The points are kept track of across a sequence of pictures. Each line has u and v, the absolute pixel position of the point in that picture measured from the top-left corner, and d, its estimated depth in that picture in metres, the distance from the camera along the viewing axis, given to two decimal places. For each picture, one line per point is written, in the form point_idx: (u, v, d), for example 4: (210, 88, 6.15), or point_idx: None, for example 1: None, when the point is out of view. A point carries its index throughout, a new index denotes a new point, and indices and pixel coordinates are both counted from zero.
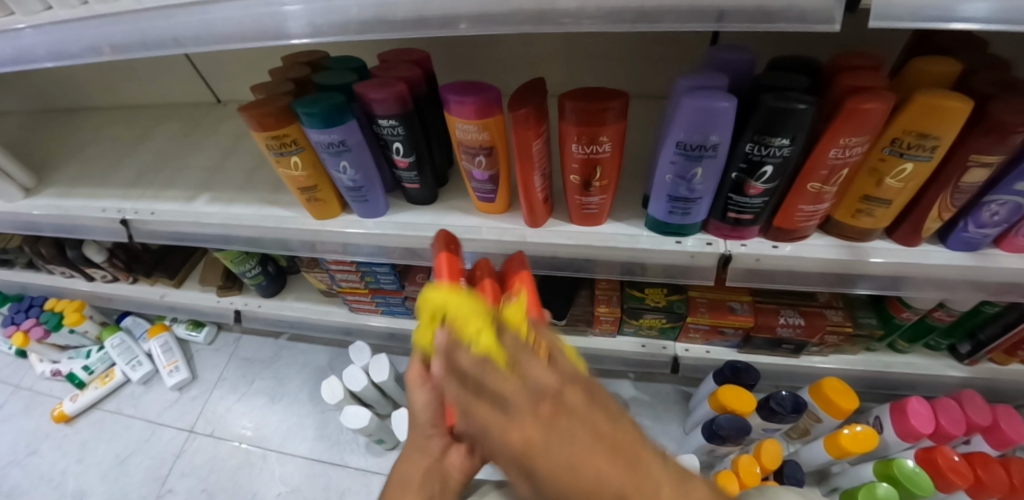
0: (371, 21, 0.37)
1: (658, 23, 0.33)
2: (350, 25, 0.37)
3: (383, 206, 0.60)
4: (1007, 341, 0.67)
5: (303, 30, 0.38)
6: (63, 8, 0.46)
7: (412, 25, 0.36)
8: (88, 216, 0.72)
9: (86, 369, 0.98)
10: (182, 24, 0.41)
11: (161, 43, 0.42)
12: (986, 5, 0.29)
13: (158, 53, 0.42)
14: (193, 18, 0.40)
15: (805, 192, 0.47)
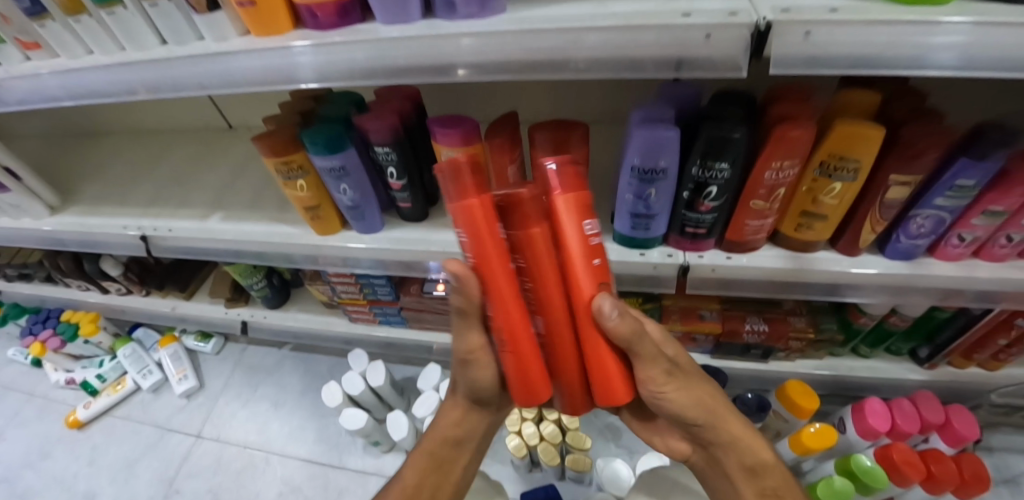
0: (368, 67, 0.44)
1: (603, 72, 0.40)
2: (352, 71, 0.44)
3: (380, 223, 0.67)
4: (960, 344, 0.72)
5: (312, 75, 0.45)
6: (103, 53, 0.53)
7: (401, 72, 0.43)
8: (110, 233, 0.79)
9: (99, 377, 1.04)
10: (206, 70, 0.48)
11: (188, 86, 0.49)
12: (947, 38, 0.35)
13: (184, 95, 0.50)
14: (216, 65, 0.48)
15: (749, 208, 0.54)
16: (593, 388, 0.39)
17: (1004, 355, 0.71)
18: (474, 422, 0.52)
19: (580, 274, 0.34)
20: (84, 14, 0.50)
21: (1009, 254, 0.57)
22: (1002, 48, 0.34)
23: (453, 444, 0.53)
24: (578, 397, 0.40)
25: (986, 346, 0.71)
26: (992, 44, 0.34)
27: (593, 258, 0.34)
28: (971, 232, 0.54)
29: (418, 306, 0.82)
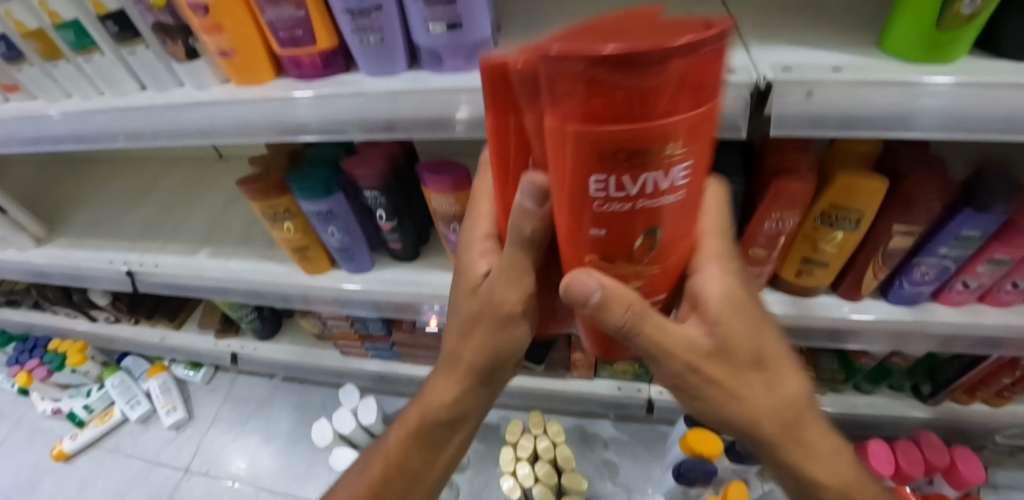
0: (353, 121, 0.42)
1: None
2: (337, 125, 0.43)
3: (369, 263, 0.65)
4: (964, 384, 0.70)
5: (296, 127, 0.44)
6: (83, 98, 0.52)
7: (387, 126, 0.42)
8: (96, 268, 0.78)
9: (87, 408, 1.02)
10: (190, 120, 0.47)
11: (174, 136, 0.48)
12: (942, 107, 0.34)
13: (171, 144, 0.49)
14: (199, 116, 0.46)
15: (748, 256, 0.52)
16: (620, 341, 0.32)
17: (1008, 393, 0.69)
18: (471, 392, 0.45)
19: (572, 240, 0.22)
20: (62, 60, 0.48)
21: (1015, 299, 0.56)
22: (1012, 111, 0.33)
23: (445, 414, 0.47)
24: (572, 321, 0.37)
25: (989, 384, 0.69)
26: (999, 107, 0.33)
27: (594, 230, 0.20)
28: (977, 278, 0.53)
29: (410, 341, 0.80)
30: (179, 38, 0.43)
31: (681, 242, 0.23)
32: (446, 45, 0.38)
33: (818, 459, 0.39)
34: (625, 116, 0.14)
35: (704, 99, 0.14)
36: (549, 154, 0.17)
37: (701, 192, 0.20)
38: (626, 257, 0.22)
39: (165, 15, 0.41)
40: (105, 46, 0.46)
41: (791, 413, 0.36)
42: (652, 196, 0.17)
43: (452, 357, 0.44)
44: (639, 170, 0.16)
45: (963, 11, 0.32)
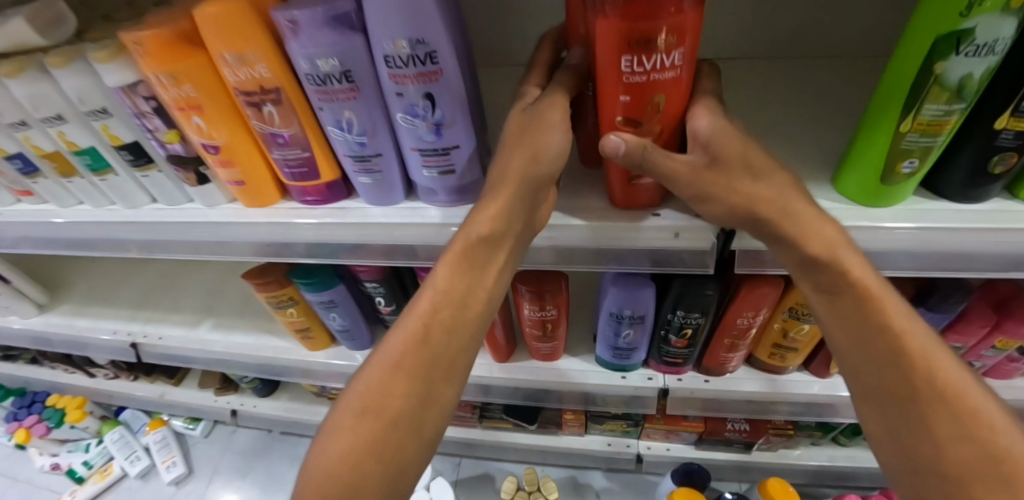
0: (362, 245, 0.47)
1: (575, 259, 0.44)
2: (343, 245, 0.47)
3: (369, 341, 0.69)
4: None
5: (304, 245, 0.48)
6: (96, 206, 0.55)
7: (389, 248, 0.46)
8: (99, 338, 0.80)
9: (86, 463, 1.03)
10: (203, 233, 0.50)
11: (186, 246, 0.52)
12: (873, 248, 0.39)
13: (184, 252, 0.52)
14: (211, 232, 0.50)
15: (723, 343, 0.56)
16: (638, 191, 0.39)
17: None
18: (447, 333, 0.40)
19: (609, 100, 0.31)
20: (77, 177, 0.52)
21: None
22: (928, 247, 0.40)
23: (419, 378, 0.39)
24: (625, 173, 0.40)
25: None
26: (921, 245, 0.40)
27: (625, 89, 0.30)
28: None
29: None
30: (191, 168, 0.46)
31: (673, 116, 0.33)
32: (440, 186, 0.42)
33: (929, 391, 0.35)
34: (646, 11, 0.26)
35: (697, 5, 0.26)
36: (601, 37, 0.28)
37: (686, 84, 0.31)
38: (641, 115, 0.31)
39: (179, 149, 0.45)
40: (120, 168, 0.49)
41: (872, 307, 0.36)
42: (661, 69, 0.29)
43: (422, 302, 0.40)
44: (654, 52, 0.27)
45: (903, 171, 0.37)
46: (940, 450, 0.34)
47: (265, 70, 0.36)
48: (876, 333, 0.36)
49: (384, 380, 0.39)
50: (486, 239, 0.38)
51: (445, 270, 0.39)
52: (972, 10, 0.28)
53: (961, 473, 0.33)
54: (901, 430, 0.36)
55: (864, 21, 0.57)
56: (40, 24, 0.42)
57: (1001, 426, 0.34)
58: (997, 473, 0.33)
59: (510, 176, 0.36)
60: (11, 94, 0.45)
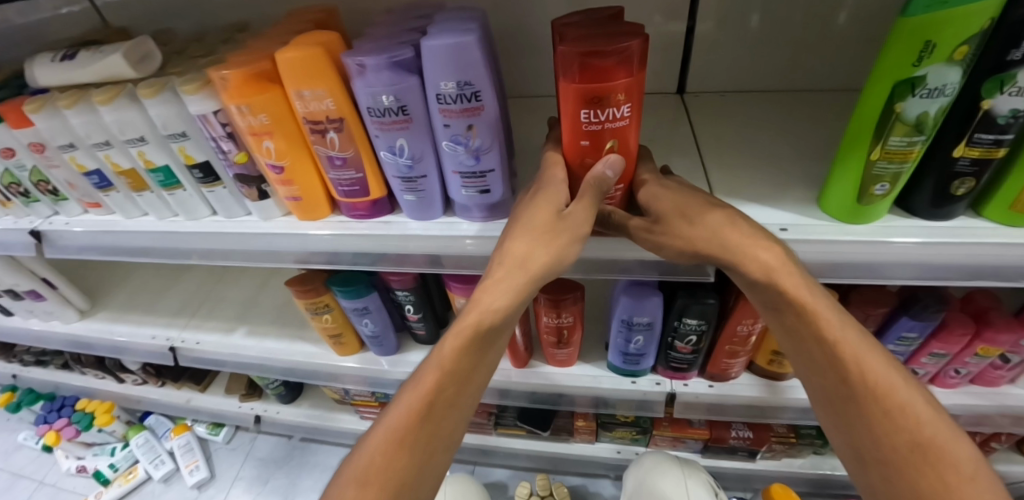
0: (402, 255, 0.53)
1: (591, 271, 0.50)
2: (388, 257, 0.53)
3: (395, 347, 0.74)
4: None
5: (352, 256, 0.54)
6: (160, 218, 0.62)
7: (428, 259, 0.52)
8: (139, 343, 0.85)
9: (112, 467, 1.07)
10: (259, 245, 0.57)
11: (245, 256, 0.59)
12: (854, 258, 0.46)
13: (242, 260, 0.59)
14: (267, 244, 0.57)
15: (725, 349, 0.61)
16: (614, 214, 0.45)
17: (987, 452, 0.83)
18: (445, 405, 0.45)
19: (572, 142, 0.39)
20: (147, 191, 0.58)
21: (959, 382, 0.66)
22: (903, 258, 0.45)
23: (419, 443, 0.44)
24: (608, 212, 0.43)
25: None
26: (898, 256, 0.45)
27: (584, 139, 0.38)
28: (925, 367, 0.64)
29: None
30: (255, 185, 0.53)
31: (627, 154, 0.40)
32: (475, 203, 0.48)
33: (868, 393, 0.41)
34: (600, 78, 0.33)
35: (641, 69, 0.34)
36: (564, 96, 0.35)
37: (636, 130, 0.39)
38: (597, 155, 0.39)
39: (245, 168, 0.51)
40: (188, 185, 0.56)
41: (813, 324, 0.42)
42: (613, 121, 0.36)
43: (422, 377, 0.45)
44: (607, 107, 0.35)
45: (876, 192, 0.43)
46: (877, 440, 0.41)
47: (332, 104, 0.42)
48: (817, 341, 0.42)
49: (384, 449, 0.43)
50: (493, 324, 0.43)
51: (447, 352, 0.44)
52: (923, 61, 0.34)
53: (893, 460, 0.41)
54: (847, 425, 0.43)
55: (846, 63, 0.64)
56: (133, 59, 0.49)
57: (925, 418, 0.41)
58: (923, 458, 0.40)
59: (517, 262, 0.41)
60: (101, 118, 0.51)
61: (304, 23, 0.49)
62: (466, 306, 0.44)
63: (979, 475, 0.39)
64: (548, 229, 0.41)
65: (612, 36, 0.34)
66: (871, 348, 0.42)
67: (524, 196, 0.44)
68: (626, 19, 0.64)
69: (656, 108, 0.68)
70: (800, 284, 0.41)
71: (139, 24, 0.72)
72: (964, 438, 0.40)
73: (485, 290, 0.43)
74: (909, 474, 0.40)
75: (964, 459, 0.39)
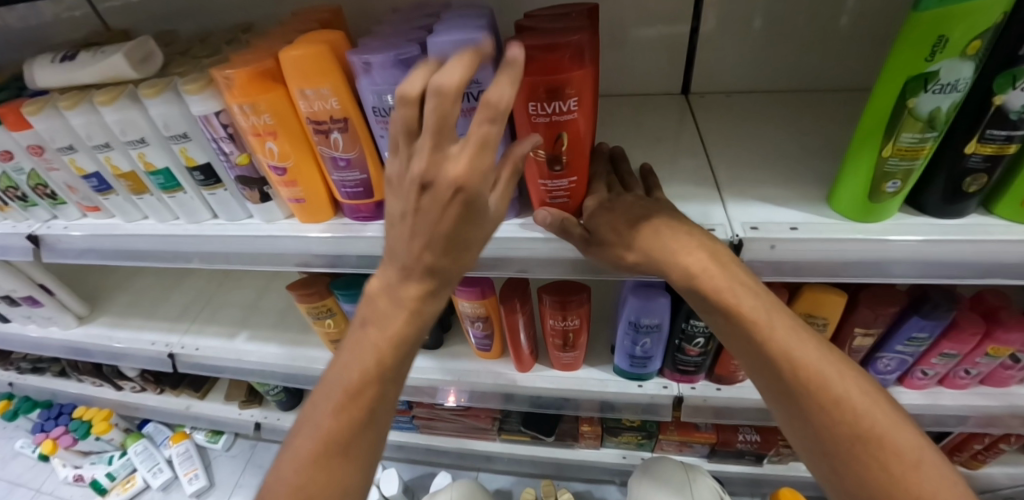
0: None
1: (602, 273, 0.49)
2: None
3: None
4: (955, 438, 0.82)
5: (357, 258, 0.53)
6: (161, 222, 0.61)
7: None
8: (138, 348, 0.84)
9: (110, 476, 1.06)
10: (262, 249, 0.57)
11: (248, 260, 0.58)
12: (862, 256, 0.45)
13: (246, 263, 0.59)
14: (269, 248, 0.56)
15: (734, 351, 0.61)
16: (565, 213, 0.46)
17: (996, 454, 0.81)
18: (383, 412, 0.38)
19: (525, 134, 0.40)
20: (147, 194, 0.58)
21: (969, 382, 0.66)
22: (916, 256, 0.45)
23: (356, 460, 0.38)
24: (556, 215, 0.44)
25: (964, 448, 0.82)
26: (908, 253, 0.45)
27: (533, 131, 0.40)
28: (935, 367, 0.63)
29: (430, 414, 0.89)
30: (257, 187, 0.52)
31: (581, 146, 0.42)
32: None
33: (807, 388, 0.39)
34: (547, 71, 0.36)
35: (588, 63, 0.36)
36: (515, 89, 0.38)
37: (588, 122, 0.40)
38: (549, 146, 0.40)
39: (247, 170, 0.51)
40: (189, 187, 0.55)
41: (743, 323, 0.40)
42: (560, 113, 0.38)
43: (349, 392, 0.37)
44: (554, 98, 0.37)
45: (888, 190, 0.42)
46: (823, 434, 0.40)
47: (336, 103, 0.42)
48: (750, 340, 0.41)
49: (318, 480, 0.37)
50: (425, 323, 0.37)
51: (379, 360, 0.37)
52: (936, 56, 0.34)
53: (838, 452, 0.39)
54: (795, 420, 0.41)
55: (851, 63, 0.64)
56: (135, 59, 0.49)
57: (871, 408, 0.39)
58: (871, 449, 0.38)
59: (443, 266, 0.34)
60: (102, 119, 0.51)
61: (309, 23, 0.48)
62: (390, 308, 0.36)
63: (927, 462, 0.37)
64: (482, 241, 0.35)
65: (554, 31, 0.37)
66: (807, 340, 0.41)
67: (438, 184, 0.29)
68: (630, 19, 0.64)
69: (660, 109, 0.68)
70: (722, 281, 0.40)
71: (141, 27, 0.72)
72: (908, 426, 0.38)
73: (406, 289, 0.35)
74: (856, 467, 0.38)
75: (911, 445, 0.38)
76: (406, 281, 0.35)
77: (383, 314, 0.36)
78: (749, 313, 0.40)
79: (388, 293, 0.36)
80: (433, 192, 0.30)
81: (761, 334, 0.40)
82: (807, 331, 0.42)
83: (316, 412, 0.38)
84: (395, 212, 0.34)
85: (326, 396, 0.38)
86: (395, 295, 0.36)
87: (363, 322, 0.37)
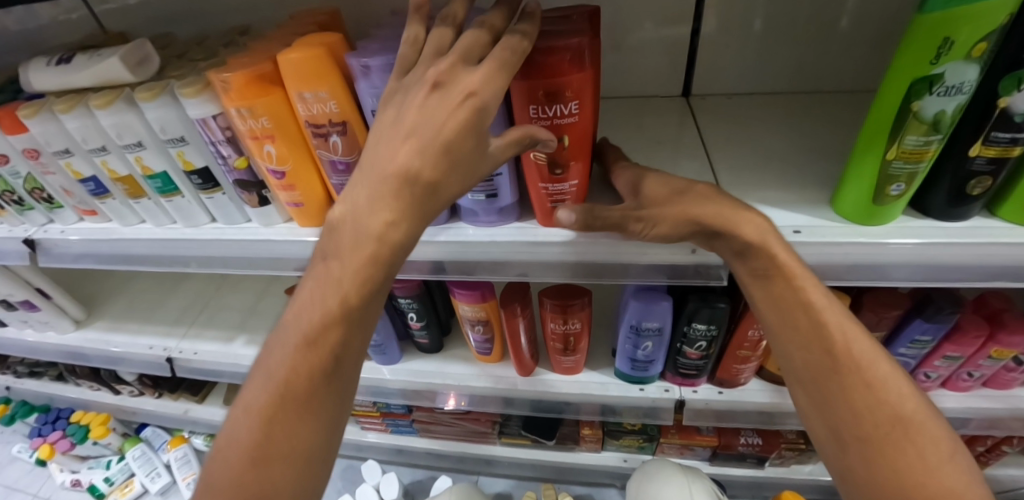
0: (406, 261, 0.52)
1: (603, 277, 0.48)
2: None
3: (398, 355, 0.74)
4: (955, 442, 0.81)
5: None
6: (158, 226, 0.61)
7: (433, 266, 0.52)
8: (136, 353, 0.84)
9: (107, 481, 1.06)
10: (261, 253, 0.56)
11: (247, 264, 0.58)
12: (865, 259, 0.45)
13: (245, 268, 0.58)
14: (267, 252, 0.56)
15: (736, 355, 0.60)
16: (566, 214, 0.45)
17: (997, 456, 0.81)
18: (348, 361, 0.35)
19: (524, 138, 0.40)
20: (144, 197, 0.57)
21: (971, 385, 0.66)
22: (919, 259, 0.44)
23: (320, 415, 0.35)
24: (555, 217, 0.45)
25: (966, 451, 0.82)
26: (911, 257, 0.44)
27: None
28: (937, 370, 0.63)
29: (429, 418, 0.88)
30: (255, 191, 0.52)
31: (582, 150, 0.41)
32: (482, 208, 0.47)
33: (836, 367, 0.40)
34: (546, 75, 0.35)
35: (588, 66, 0.36)
36: (514, 93, 0.37)
37: (589, 124, 0.40)
38: (549, 150, 0.40)
39: (246, 174, 0.50)
40: (186, 191, 0.55)
41: (797, 294, 0.40)
42: (559, 117, 0.38)
43: (309, 333, 0.33)
44: (553, 101, 0.37)
45: (892, 193, 0.42)
46: (859, 416, 0.39)
47: (335, 106, 0.41)
48: (802, 312, 0.41)
49: (273, 438, 0.34)
50: (396, 254, 0.33)
51: (343, 297, 0.33)
52: (941, 58, 0.33)
53: (873, 438, 0.38)
54: (816, 403, 0.41)
55: (852, 64, 0.64)
56: (131, 63, 0.48)
57: (900, 401, 0.39)
58: (891, 441, 0.38)
59: (424, 183, 0.31)
60: (97, 122, 0.50)
61: (308, 26, 0.48)
62: (353, 235, 0.32)
63: (949, 465, 0.36)
64: (471, 160, 0.33)
65: (553, 33, 0.36)
66: (850, 321, 0.41)
67: (444, 76, 0.31)
68: (630, 22, 0.63)
69: (660, 111, 0.67)
70: (784, 248, 0.40)
71: (138, 30, 0.72)
72: (938, 417, 0.39)
73: (373, 211, 0.31)
74: (892, 454, 0.37)
75: (937, 446, 0.37)
76: (376, 201, 0.31)
77: (347, 244, 0.32)
78: (808, 284, 0.40)
79: (354, 218, 0.32)
80: (447, 92, 0.31)
81: (814, 305, 0.40)
82: (848, 316, 0.42)
83: (272, 361, 0.35)
84: (383, 128, 0.32)
85: (284, 341, 0.35)
86: (361, 218, 0.32)
87: (324, 256, 0.34)
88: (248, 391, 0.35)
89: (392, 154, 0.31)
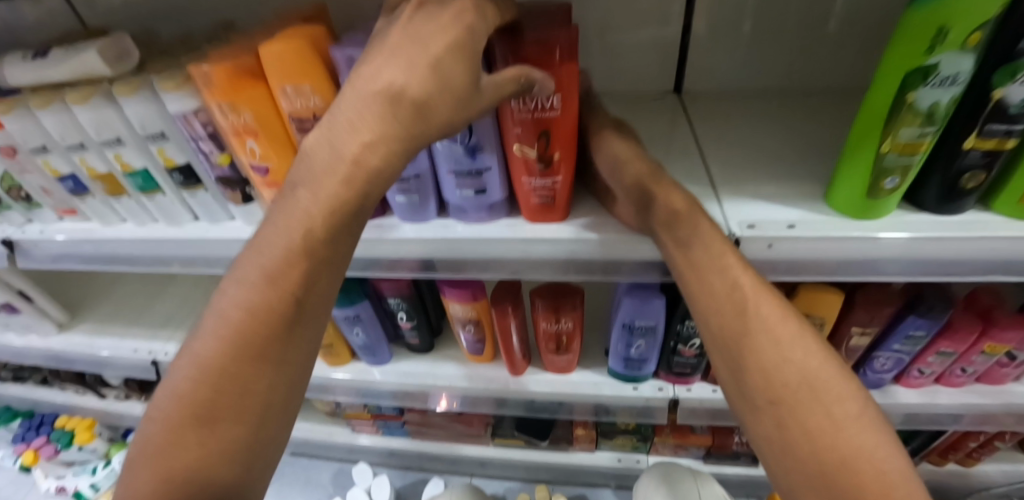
0: (394, 259, 0.51)
1: (596, 275, 0.48)
2: (383, 262, 0.52)
3: (388, 356, 0.73)
4: (942, 442, 0.82)
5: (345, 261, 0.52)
6: (141, 225, 0.59)
7: (422, 266, 0.51)
8: (120, 356, 0.82)
9: (94, 486, 1.05)
10: None
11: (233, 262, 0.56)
12: (864, 253, 0.44)
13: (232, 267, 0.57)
14: None
15: None
16: (553, 209, 0.45)
17: (988, 453, 0.82)
18: (311, 304, 0.35)
19: (509, 130, 0.40)
20: (125, 196, 0.56)
21: (965, 381, 0.65)
22: (912, 254, 0.44)
23: (278, 370, 0.35)
24: (542, 209, 0.45)
25: (959, 447, 0.82)
26: (904, 254, 0.44)
27: (517, 127, 0.39)
28: (930, 366, 0.63)
29: (421, 420, 0.87)
30: (238, 188, 0.51)
31: (569, 145, 0.41)
32: (471, 204, 0.46)
33: (743, 325, 0.38)
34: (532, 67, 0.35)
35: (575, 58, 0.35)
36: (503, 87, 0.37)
37: (576, 119, 0.39)
38: (534, 143, 0.40)
39: (229, 170, 0.49)
40: (168, 188, 0.53)
41: (722, 282, 0.39)
42: (541, 110, 0.37)
43: (273, 268, 0.33)
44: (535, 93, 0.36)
45: (886, 187, 0.41)
46: (786, 424, 0.35)
47: (319, 100, 0.41)
48: (726, 301, 0.39)
49: (231, 374, 0.33)
50: (371, 181, 0.33)
51: (308, 229, 0.33)
52: (936, 48, 0.33)
53: (796, 445, 0.35)
54: (732, 376, 0.39)
55: (842, 62, 0.63)
56: (110, 57, 0.47)
57: (805, 361, 0.36)
58: (800, 404, 0.35)
59: (408, 101, 0.32)
60: (75, 119, 0.49)
61: (291, 20, 0.47)
62: (330, 166, 0.33)
63: (858, 425, 0.34)
64: (461, 90, 0.33)
65: (542, 27, 0.36)
66: (789, 319, 0.38)
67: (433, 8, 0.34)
68: (624, 18, 0.62)
69: (653, 108, 0.67)
70: (705, 229, 0.40)
71: (120, 26, 0.70)
72: (882, 436, 0.34)
73: (352, 135, 0.33)
74: (815, 466, 0.34)
75: (841, 406, 0.35)
76: (357, 124, 0.33)
77: (321, 168, 0.33)
78: (733, 273, 0.39)
79: (330, 143, 0.33)
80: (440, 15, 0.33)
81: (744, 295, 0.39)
82: (757, 277, 0.40)
83: (228, 301, 0.34)
84: (375, 49, 0.34)
85: (243, 280, 0.34)
86: (340, 142, 0.33)
87: (296, 187, 0.34)
88: (202, 333, 0.34)
89: (379, 72, 0.33)
